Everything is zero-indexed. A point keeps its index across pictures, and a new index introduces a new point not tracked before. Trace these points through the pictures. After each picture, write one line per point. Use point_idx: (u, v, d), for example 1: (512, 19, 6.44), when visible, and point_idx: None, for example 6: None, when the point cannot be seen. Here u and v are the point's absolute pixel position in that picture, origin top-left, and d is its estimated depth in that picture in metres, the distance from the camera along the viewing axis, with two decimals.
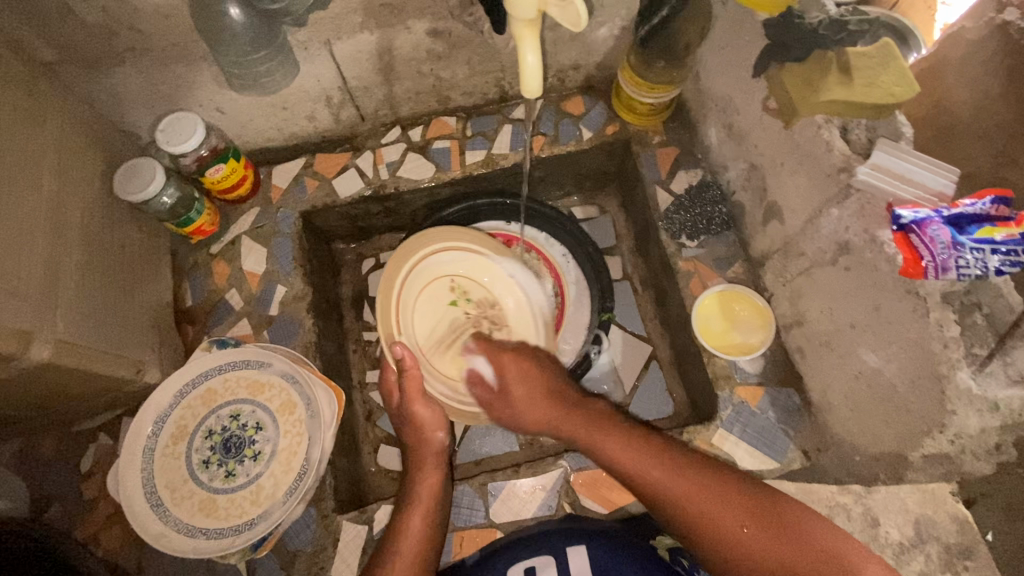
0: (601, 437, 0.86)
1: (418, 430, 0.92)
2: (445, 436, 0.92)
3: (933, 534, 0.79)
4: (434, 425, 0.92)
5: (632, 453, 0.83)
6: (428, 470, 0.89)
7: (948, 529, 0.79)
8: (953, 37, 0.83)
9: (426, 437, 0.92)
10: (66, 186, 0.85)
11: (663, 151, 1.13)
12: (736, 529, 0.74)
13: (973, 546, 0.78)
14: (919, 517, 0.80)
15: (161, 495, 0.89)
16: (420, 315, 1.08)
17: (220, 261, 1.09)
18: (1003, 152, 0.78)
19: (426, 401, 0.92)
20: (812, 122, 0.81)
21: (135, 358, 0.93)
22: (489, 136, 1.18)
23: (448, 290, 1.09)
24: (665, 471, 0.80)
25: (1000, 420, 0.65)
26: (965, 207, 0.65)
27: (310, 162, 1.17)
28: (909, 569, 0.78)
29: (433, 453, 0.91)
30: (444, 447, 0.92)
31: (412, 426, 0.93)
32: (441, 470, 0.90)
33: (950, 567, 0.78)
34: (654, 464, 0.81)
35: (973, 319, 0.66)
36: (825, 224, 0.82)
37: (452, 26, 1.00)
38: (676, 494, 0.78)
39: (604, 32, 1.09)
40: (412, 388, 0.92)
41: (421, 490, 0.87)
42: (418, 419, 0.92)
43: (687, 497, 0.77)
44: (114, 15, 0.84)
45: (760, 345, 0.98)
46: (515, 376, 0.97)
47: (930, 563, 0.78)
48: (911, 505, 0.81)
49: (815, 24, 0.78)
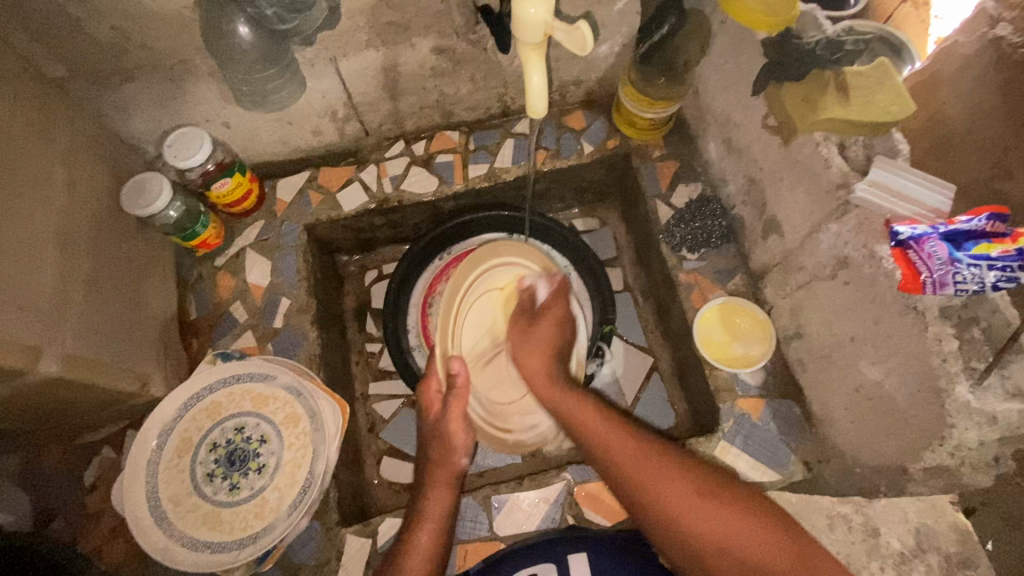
0: (578, 408, 0.87)
1: (445, 448, 0.92)
2: (466, 462, 0.93)
3: (933, 544, 0.83)
4: (462, 450, 0.93)
5: (600, 428, 0.83)
6: (440, 487, 0.88)
7: (946, 537, 0.83)
8: (948, 51, 0.86)
9: (448, 459, 0.91)
10: (75, 200, 0.86)
11: (663, 165, 1.15)
12: (693, 501, 0.73)
13: (973, 556, 0.81)
14: (918, 526, 0.84)
15: (165, 508, 0.89)
16: (472, 323, 1.09)
17: (225, 275, 1.10)
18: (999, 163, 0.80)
19: (466, 426, 0.94)
20: (811, 139, 0.82)
21: (140, 372, 0.93)
22: (492, 150, 1.19)
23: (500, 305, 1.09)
24: (628, 443, 0.80)
25: (999, 432, 0.66)
26: (961, 223, 0.66)
27: (314, 176, 1.18)
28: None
29: (449, 474, 0.90)
30: (463, 473, 0.92)
31: (439, 444, 0.92)
32: (453, 493, 0.88)
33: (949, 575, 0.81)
34: (621, 439, 0.81)
35: (971, 334, 0.67)
36: (824, 239, 0.83)
37: (456, 44, 1.01)
38: (633, 464, 0.78)
39: (605, 49, 1.11)
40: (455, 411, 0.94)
41: (430, 506, 0.86)
42: (451, 438, 0.93)
43: (637, 468, 0.77)
44: (124, 33, 0.85)
45: (760, 357, 0.99)
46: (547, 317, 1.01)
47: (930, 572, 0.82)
48: (911, 514, 0.84)
49: (813, 43, 0.81)
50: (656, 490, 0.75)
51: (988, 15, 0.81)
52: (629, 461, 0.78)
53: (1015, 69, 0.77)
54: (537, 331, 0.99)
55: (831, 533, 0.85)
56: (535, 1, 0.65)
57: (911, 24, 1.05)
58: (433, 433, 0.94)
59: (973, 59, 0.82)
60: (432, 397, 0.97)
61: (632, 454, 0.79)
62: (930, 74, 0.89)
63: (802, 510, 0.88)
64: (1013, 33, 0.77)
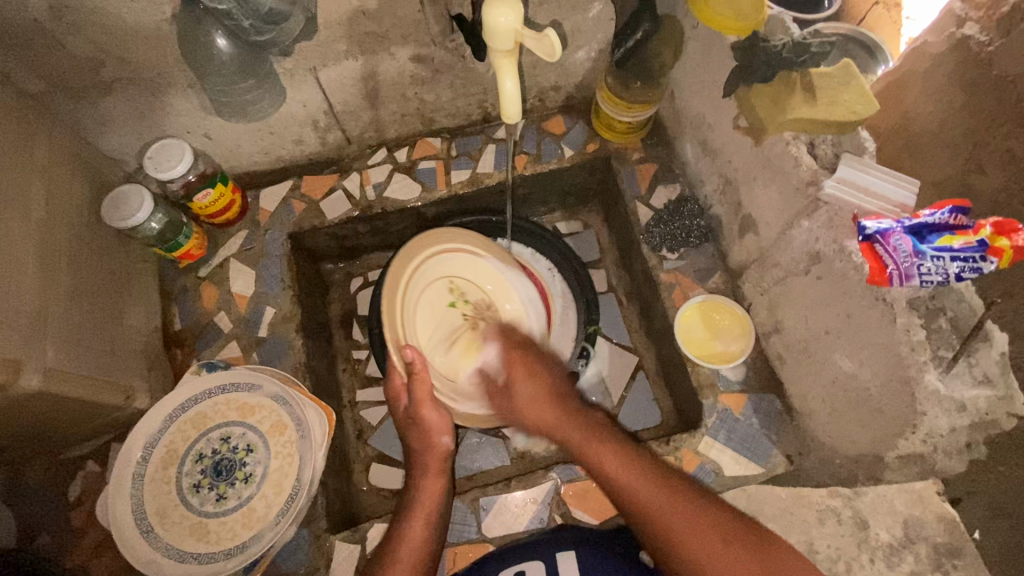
0: (588, 449, 0.82)
1: (424, 433, 0.92)
2: (450, 441, 0.92)
3: (922, 535, 0.84)
4: (440, 430, 0.92)
5: (623, 470, 0.78)
6: (430, 476, 0.89)
7: (936, 528, 0.85)
8: (917, 52, 0.88)
9: (431, 442, 0.91)
10: (55, 214, 0.86)
11: (642, 167, 1.17)
12: (717, 548, 0.69)
13: (960, 546, 0.84)
14: (907, 518, 0.85)
15: (151, 521, 0.89)
16: (424, 313, 1.09)
17: (209, 285, 1.10)
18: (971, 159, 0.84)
19: (436, 406, 0.93)
20: (780, 139, 0.84)
21: (125, 385, 0.93)
22: (474, 156, 1.21)
23: (448, 291, 1.11)
24: (657, 488, 0.75)
25: (968, 418, 0.68)
26: (925, 217, 0.68)
27: (297, 185, 1.19)
28: (900, 570, 0.83)
29: (436, 458, 0.91)
30: (449, 452, 0.92)
31: (419, 432, 0.93)
32: (443, 478, 0.89)
33: (938, 567, 0.83)
34: (642, 483, 0.76)
35: (939, 324, 0.70)
36: (797, 235, 0.85)
37: (435, 52, 1.03)
38: (657, 509, 0.73)
39: (582, 55, 1.13)
40: (422, 392, 0.92)
41: (422, 495, 0.87)
42: (426, 423, 0.92)
43: (660, 514, 0.73)
44: (102, 47, 0.86)
45: (739, 353, 1.01)
46: (518, 374, 0.94)
47: (920, 563, 0.83)
48: (899, 506, 0.86)
49: (779, 46, 0.83)
50: (677, 535, 0.71)
51: (955, 16, 0.83)
52: (661, 510, 0.73)
53: (981, 68, 0.81)
54: (519, 392, 0.92)
55: (821, 527, 0.86)
56: (505, 10, 0.67)
57: (885, 26, 1.14)
58: (409, 422, 0.94)
59: (943, 58, 0.85)
60: (399, 388, 0.97)
61: (664, 504, 0.73)
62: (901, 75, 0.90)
63: (792, 506, 0.89)
64: (981, 31, 0.80)
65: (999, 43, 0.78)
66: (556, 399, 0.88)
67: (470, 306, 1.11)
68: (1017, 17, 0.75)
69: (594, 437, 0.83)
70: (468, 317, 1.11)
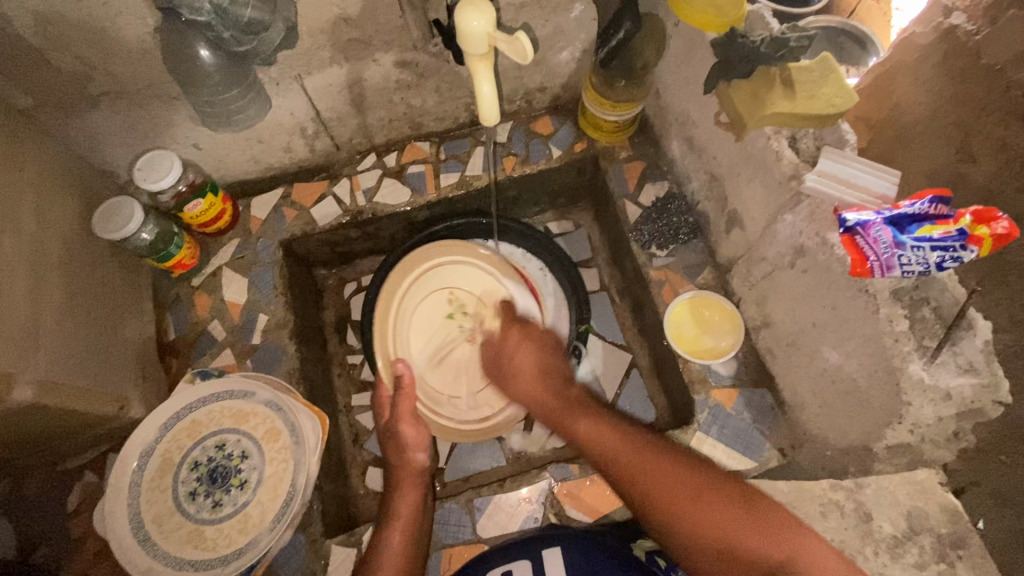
0: (575, 414, 0.87)
1: (398, 449, 0.94)
2: (425, 457, 0.93)
3: (926, 526, 0.79)
4: (416, 445, 0.93)
5: (614, 445, 0.80)
6: (405, 487, 0.90)
7: (939, 519, 0.79)
8: (906, 42, 0.89)
9: (405, 457, 0.93)
10: (46, 227, 0.87)
11: (630, 165, 1.17)
12: (676, 502, 0.72)
13: (966, 537, 0.78)
14: (910, 509, 0.80)
15: (148, 529, 0.89)
16: (420, 326, 1.13)
17: (202, 294, 1.11)
18: (962, 150, 0.84)
19: (414, 422, 0.95)
20: (761, 134, 0.85)
21: (118, 396, 0.94)
22: (462, 158, 1.21)
23: (446, 303, 1.13)
24: (626, 449, 0.79)
25: (954, 408, 0.68)
26: (905, 208, 0.68)
27: (288, 192, 1.20)
28: (903, 561, 0.78)
29: (411, 473, 0.91)
30: (424, 468, 0.92)
31: (394, 446, 0.94)
32: (419, 490, 0.90)
33: (943, 557, 0.78)
34: (613, 439, 0.81)
35: (923, 313, 0.70)
36: (781, 229, 0.86)
37: (419, 57, 1.04)
38: (638, 468, 0.76)
39: (566, 56, 1.14)
40: (404, 407, 0.96)
41: (399, 505, 0.87)
42: (402, 438, 0.94)
43: (628, 466, 0.77)
44: (88, 62, 0.87)
45: (731, 348, 1.01)
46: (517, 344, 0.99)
47: (924, 555, 0.78)
48: (902, 497, 0.81)
49: (758, 41, 0.82)
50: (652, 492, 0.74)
51: (942, 6, 0.83)
52: (637, 474, 0.76)
53: (971, 56, 0.81)
54: (518, 362, 0.97)
55: (824, 521, 0.81)
56: (478, 15, 0.68)
57: (875, 18, 1.22)
58: (387, 436, 0.97)
59: (930, 49, 0.85)
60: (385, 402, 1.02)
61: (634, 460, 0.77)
62: (891, 64, 0.92)
63: (795, 500, 0.84)
64: (967, 21, 0.81)
65: (987, 32, 0.78)
66: (541, 372, 0.94)
67: (468, 318, 1.12)
68: (1004, 5, 0.76)
69: (574, 408, 0.87)
70: (464, 329, 1.12)
